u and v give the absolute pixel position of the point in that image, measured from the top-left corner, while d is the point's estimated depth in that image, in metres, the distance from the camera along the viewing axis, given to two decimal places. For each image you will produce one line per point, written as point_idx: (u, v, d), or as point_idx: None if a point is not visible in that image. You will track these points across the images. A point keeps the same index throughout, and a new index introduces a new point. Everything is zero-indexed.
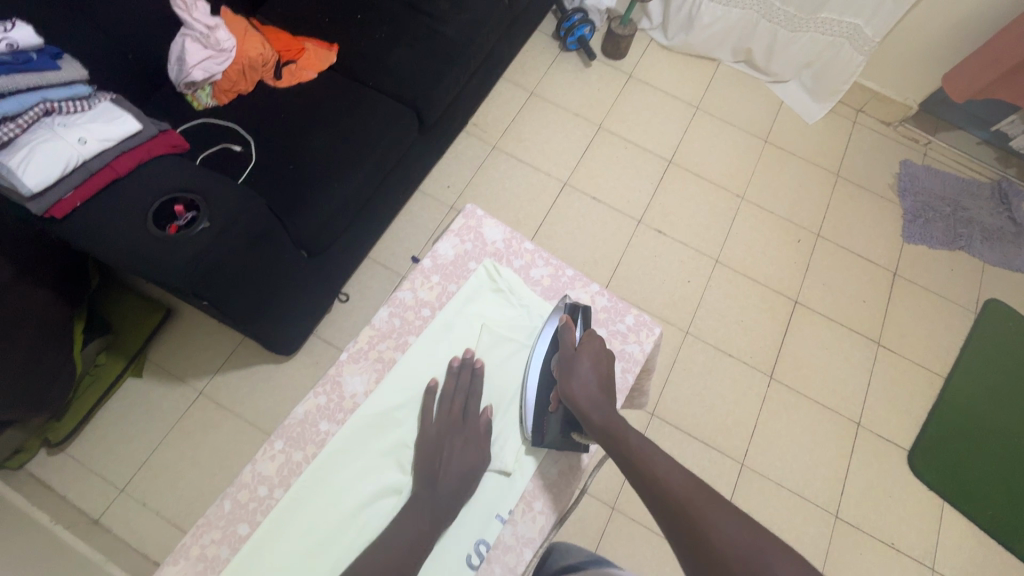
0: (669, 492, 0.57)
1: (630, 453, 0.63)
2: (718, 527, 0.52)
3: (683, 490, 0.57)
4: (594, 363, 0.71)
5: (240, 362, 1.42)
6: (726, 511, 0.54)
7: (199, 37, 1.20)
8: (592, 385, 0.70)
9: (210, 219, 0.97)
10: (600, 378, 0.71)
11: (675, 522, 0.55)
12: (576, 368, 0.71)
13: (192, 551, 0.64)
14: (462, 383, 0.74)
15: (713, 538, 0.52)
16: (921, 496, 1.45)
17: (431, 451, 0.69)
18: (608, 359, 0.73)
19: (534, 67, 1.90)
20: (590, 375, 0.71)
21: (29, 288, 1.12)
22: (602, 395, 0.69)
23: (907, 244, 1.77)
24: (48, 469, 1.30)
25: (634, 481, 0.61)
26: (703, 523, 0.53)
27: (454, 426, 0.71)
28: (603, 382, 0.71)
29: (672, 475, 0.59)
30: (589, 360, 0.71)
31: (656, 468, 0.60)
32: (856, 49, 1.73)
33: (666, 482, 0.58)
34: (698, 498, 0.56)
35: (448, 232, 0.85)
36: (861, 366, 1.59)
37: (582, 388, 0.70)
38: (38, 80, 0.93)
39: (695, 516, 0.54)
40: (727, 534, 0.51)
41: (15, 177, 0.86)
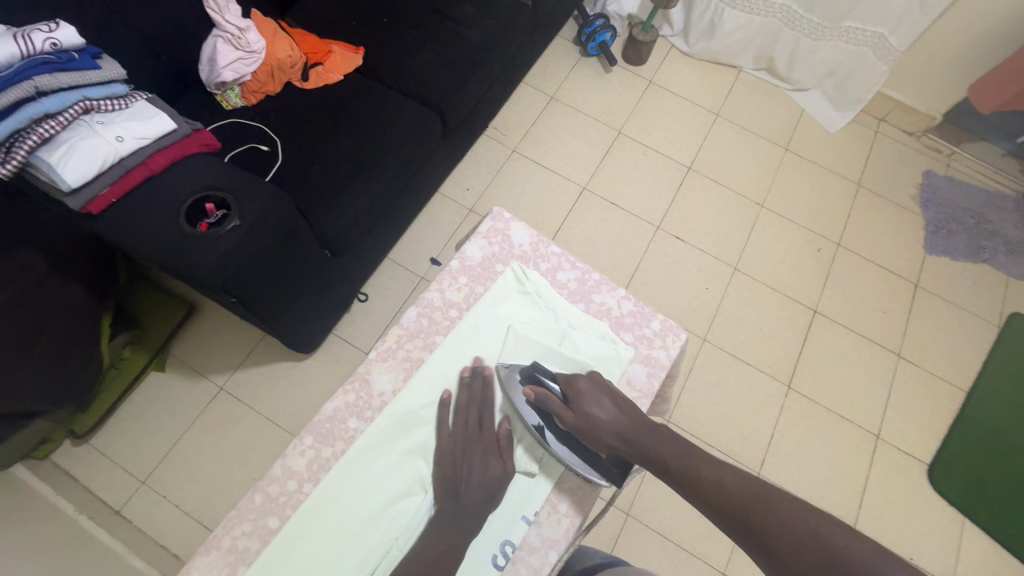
0: (726, 495, 0.59)
1: (673, 460, 0.64)
2: (782, 517, 0.54)
3: (739, 488, 0.59)
4: (593, 395, 0.71)
5: (260, 359, 1.44)
6: (785, 502, 0.56)
7: (231, 39, 1.23)
8: (613, 417, 0.70)
9: (241, 217, 0.99)
10: (613, 402, 0.71)
11: (737, 524, 0.57)
12: (588, 412, 0.70)
13: (223, 543, 0.66)
14: (474, 394, 0.75)
15: (779, 530, 0.53)
16: (942, 512, 1.43)
17: (458, 450, 0.71)
18: (606, 384, 0.73)
19: (555, 72, 1.91)
20: (603, 408, 0.70)
21: (61, 282, 1.15)
22: (626, 422, 0.69)
23: (929, 255, 1.75)
24: (73, 459, 1.32)
25: (684, 488, 0.63)
26: (768, 519, 0.55)
27: (472, 438, 0.72)
28: (618, 405, 0.71)
29: (721, 476, 0.61)
30: (588, 397, 0.71)
31: (705, 470, 0.62)
32: (880, 58, 1.72)
33: (720, 483, 0.60)
34: (756, 495, 0.57)
35: (476, 235, 0.86)
36: (881, 378, 1.57)
37: (608, 424, 0.69)
38: (77, 79, 0.95)
39: (758, 513, 0.56)
40: (791, 522, 0.53)
41: (56, 173, 0.89)
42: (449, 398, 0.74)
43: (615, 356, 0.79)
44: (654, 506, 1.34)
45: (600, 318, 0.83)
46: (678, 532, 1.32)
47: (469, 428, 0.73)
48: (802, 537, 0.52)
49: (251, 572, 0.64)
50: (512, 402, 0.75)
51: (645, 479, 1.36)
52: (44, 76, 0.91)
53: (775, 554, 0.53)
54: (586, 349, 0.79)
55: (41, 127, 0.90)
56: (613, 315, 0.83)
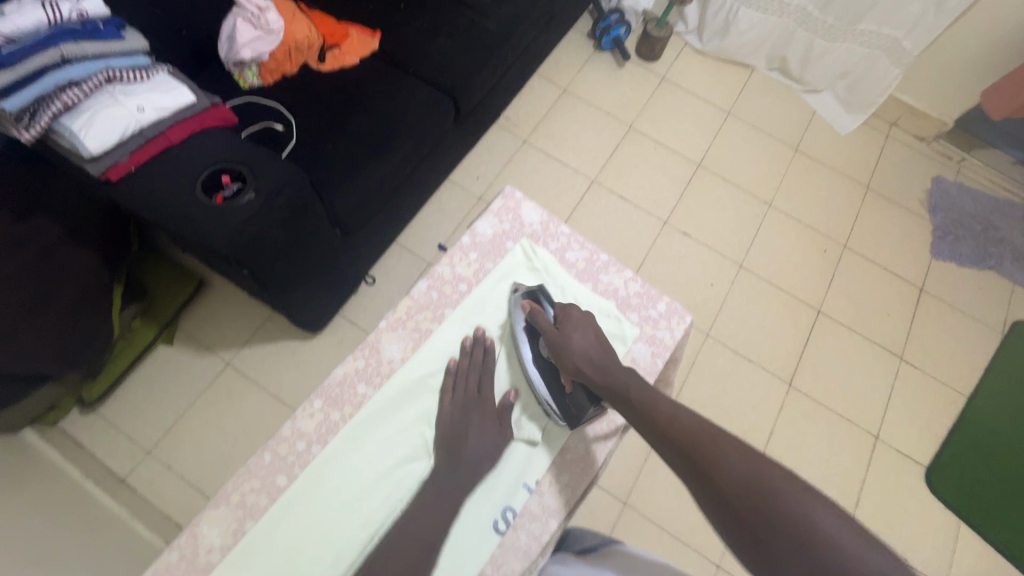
0: (673, 427, 0.61)
1: (635, 393, 0.67)
2: (722, 448, 0.56)
3: (690, 422, 0.61)
4: (581, 327, 0.74)
5: (267, 336, 1.46)
6: (728, 439, 0.57)
7: (250, 17, 1.25)
8: (589, 344, 0.73)
9: (255, 190, 1.01)
10: (594, 337, 0.73)
11: (682, 452, 0.59)
12: (569, 337, 0.73)
13: (232, 498, 0.68)
14: (474, 361, 0.76)
15: (717, 458, 0.56)
16: (937, 513, 1.43)
17: (455, 419, 0.72)
18: (595, 322, 0.76)
19: (568, 65, 1.92)
20: (584, 337, 0.73)
21: (72, 252, 1.15)
22: (601, 350, 0.72)
23: (935, 260, 1.75)
24: (80, 427, 1.34)
25: (640, 420, 0.65)
26: (713, 447, 0.57)
27: (472, 404, 0.74)
28: (600, 343, 0.73)
29: (675, 411, 0.63)
30: (576, 327, 0.74)
31: (663, 405, 0.64)
32: (894, 61, 1.72)
33: (674, 416, 0.62)
34: (703, 430, 0.59)
35: (488, 213, 0.88)
36: (882, 379, 1.58)
37: (582, 352, 0.72)
38: (102, 48, 0.97)
39: (702, 443, 0.58)
40: (731, 455, 0.55)
41: (79, 140, 0.91)
42: (454, 366, 0.76)
43: (620, 334, 0.81)
44: (651, 496, 1.35)
45: (606, 297, 0.85)
46: (674, 522, 1.33)
47: (469, 393, 0.74)
48: (738, 466, 0.54)
49: (260, 526, 0.66)
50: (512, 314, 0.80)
51: (642, 469, 1.37)
52: (70, 45, 0.93)
53: (711, 479, 0.55)
54: None
55: (66, 94, 0.92)
56: (619, 296, 0.85)
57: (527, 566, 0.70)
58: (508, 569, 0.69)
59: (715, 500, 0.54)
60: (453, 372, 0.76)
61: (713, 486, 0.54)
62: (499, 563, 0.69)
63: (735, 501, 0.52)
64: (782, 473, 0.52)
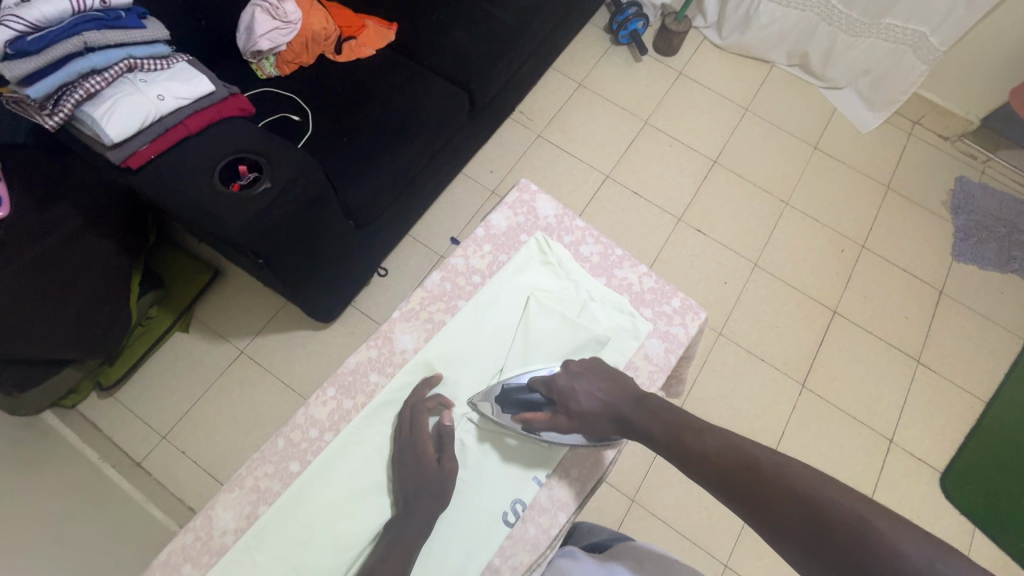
0: (713, 461, 0.58)
1: (663, 437, 0.63)
2: (771, 479, 0.53)
3: (729, 454, 0.58)
4: (580, 383, 0.70)
5: (280, 326, 1.47)
6: (775, 467, 0.54)
7: (268, 9, 1.25)
8: (598, 396, 0.69)
9: (271, 179, 1.02)
10: (600, 386, 0.69)
11: (735, 493, 0.55)
12: (575, 406, 0.68)
13: (246, 482, 0.69)
14: (417, 398, 0.72)
15: (772, 493, 0.52)
16: (951, 520, 1.41)
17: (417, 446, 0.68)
18: (592, 365, 0.72)
19: (584, 59, 1.90)
20: (590, 391, 0.69)
21: (92, 239, 1.16)
22: (612, 405, 0.68)
23: (956, 262, 1.72)
24: (98, 410, 1.36)
25: (676, 461, 0.62)
26: (760, 482, 0.54)
27: (408, 446, 0.68)
28: (609, 385, 0.69)
29: (709, 444, 0.60)
30: (579, 379, 0.70)
31: (691, 441, 0.61)
32: (919, 57, 1.68)
33: (707, 453, 0.59)
34: (744, 462, 0.56)
35: (502, 204, 0.88)
36: (898, 382, 1.55)
37: (598, 410, 0.68)
38: (123, 37, 0.98)
39: (748, 479, 0.55)
40: (781, 488, 0.52)
41: (100, 127, 0.93)
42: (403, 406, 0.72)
43: (632, 329, 0.81)
44: (659, 494, 1.35)
45: (620, 292, 0.84)
46: (682, 521, 1.33)
47: (405, 432, 0.69)
48: (794, 497, 0.51)
49: (272, 511, 0.67)
50: (498, 420, 0.73)
51: (651, 466, 1.36)
52: (92, 33, 0.94)
53: (774, 520, 0.51)
54: (605, 320, 0.81)
55: (88, 83, 0.94)
56: (633, 291, 0.84)
57: (536, 558, 0.70)
58: (517, 561, 0.69)
59: (785, 542, 0.50)
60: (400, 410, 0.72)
61: (779, 530, 0.51)
62: (508, 554, 0.70)
63: (805, 541, 0.48)
64: (841, 494, 0.49)
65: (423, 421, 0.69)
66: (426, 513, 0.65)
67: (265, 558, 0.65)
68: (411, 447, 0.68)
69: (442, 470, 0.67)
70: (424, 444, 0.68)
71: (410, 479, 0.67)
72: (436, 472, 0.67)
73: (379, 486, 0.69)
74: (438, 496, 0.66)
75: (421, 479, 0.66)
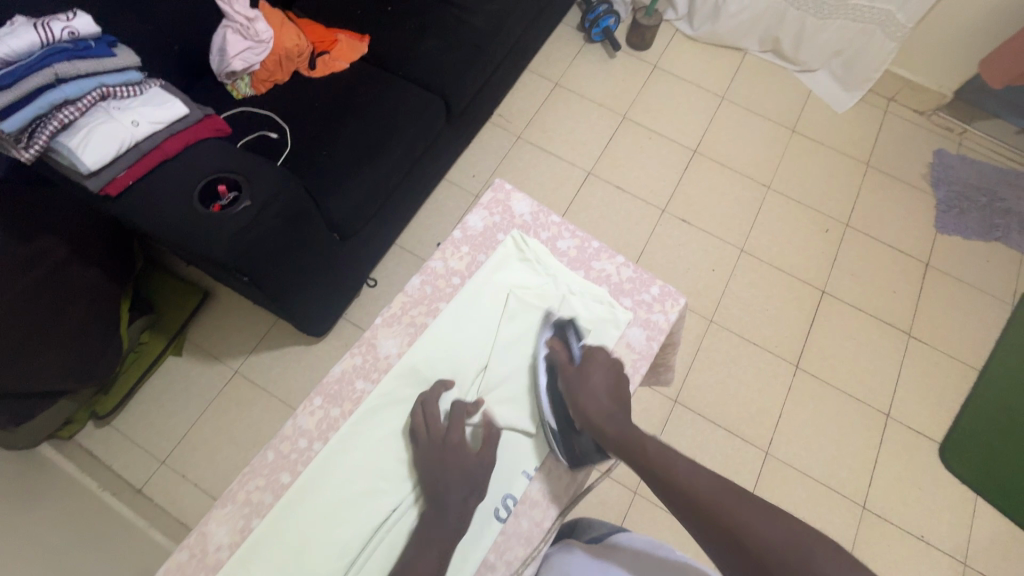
0: (696, 496, 0.58)
1: (634, 454, 0.65)
2: (756, 538, 0.52)
3: (712, 493, 0.57)
4: (590, 380, 0.73)
5: (273, 343, 1.48)
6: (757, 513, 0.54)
7: (240, 29, 1.27)
8: (602, 396, 0.72)
9: (250, 197, 1.03)
10: (614, 386, 0.73)
11: (712, 537, 0.55)
12: (590, 373, 0.74)
13: (238, 496, 0.70)
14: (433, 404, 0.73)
15: (753, 547, 0.51)
16: (953, 490, 1.42)
17: (445, 449, 0.69)
18: (611, 367, 0.75)
19: (559, 59, 1.92)
20: (606, 380, 0.73)
21: (78, 269, 1.17)
22: (612, 401, 0.71)
23: (940, 234, 1.73)
24: (95, 439, 1.36)
25: (657, 487, 0.62)
26: (740, 537, 0.52)
27: (438, 446, 0.70)
28: (617, 393, 0.73)
29: (693, 480, 0.59)
30: (591, 375, 0.73)
31: (679, 472, 0.60)
32: (889, 34, 1.70)
33: (693, 483, 0.59)
34: (728, 501, 0.56)
35: (478, 206, 0.89)
36: (891, 356, 1.56)
37: (598, 394, 0.71)
38: (95, 66, 0.99)
39: (726, 527, 0.54)
40: (765, 546, 0.51)
41: (77, 156, 0.94)
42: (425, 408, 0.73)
43: (612, 319, 0.81)
44: None
45: (599, 283, 0.85)
46: None
47: (436, 434, 0.71)
48: (778, 559, 0.49)
49: (264, 523, 0.68)
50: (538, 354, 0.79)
51: None
52: (63, 63, 0.95)
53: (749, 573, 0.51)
54: (583, 314, 0.81)
55: (61, 113, 0.95)
56: (612, 281, 0.85)
57: (531, 552, 0.70)
58: (512, 556, 0.70)
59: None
60: (423, 414, 0.72)
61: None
62: (502, 550, 0.70)
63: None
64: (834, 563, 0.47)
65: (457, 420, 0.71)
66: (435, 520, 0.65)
67: (260, 569, 0.66)
68: (440, 447, 0.70)
69: (473, 467, 0.69)
70: (458, 439, 0.70)
71: (439, 480, 0.68)
72: (454, 474, 0.68)
73: (374, 491, 0.70)
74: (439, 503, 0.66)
75: (446, 476, 0.68)
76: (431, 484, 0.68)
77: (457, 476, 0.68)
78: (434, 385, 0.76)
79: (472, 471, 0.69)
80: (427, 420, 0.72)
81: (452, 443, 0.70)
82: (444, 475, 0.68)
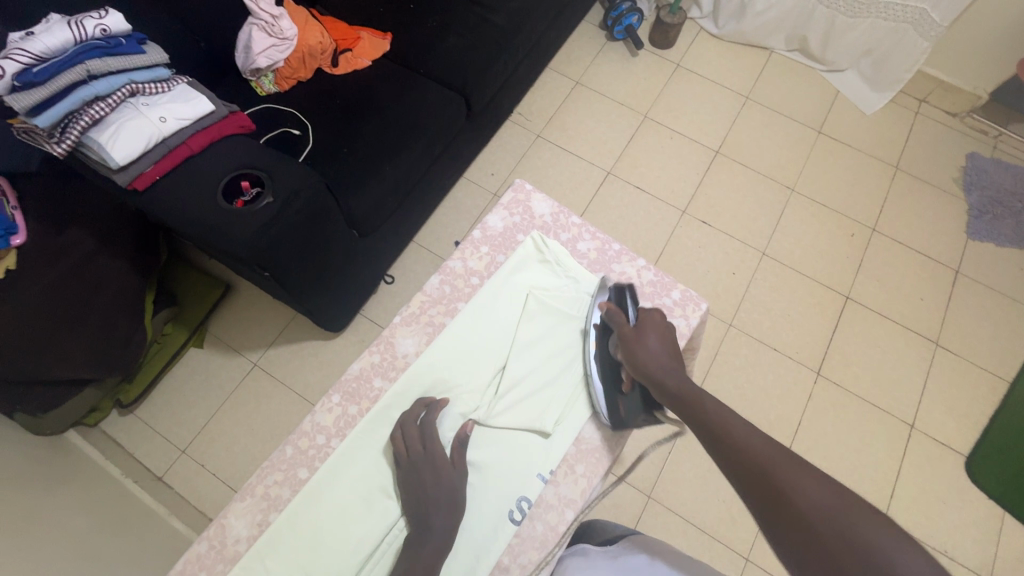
0: (747, 454, 0.54)
1: (693, 411, 0.61)
2: (801, 503, 0.48)
3: (770, 458, 0.52)
4: (648, 339, 0.70)
5: (292, 337, 1.49)
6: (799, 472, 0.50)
7: (265, 26, 1.28)
8: (662, 353, 0.69)
9: (273, 193, 1.04)
10: (666, 348, 0.70)
11: (760, 503, 0.51)
12: (645, 336, 0.70)
13: (256, 490, 0.71)
14: (410, 435, 0.70)
15: (782, 490, 0.49)
16: (979, 505, 1.37)
17: (428, 465, 0.68)
18: (667, 328, 0.72)
19: (580, 57, 1.90)
20: (657, 347, 0.69)
21: (106, 261, 1.20)
22: (670, 356, 0.69)
23: (972, 241, 1.68)
24: (118, 427, 1.40)
25: (711, 448, 0.58)
26: (789, 505, 0.48)
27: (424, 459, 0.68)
28: (670, 353, 0.70)
29: (750, 441, 0.55)
30: (650, 332, 0.71)
31: (730, 422, 0.57)
32: (921, 34, 1.65)
33: (740, 437, 0.55)
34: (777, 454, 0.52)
35: (498, 206, 0.89)
36: (916, 366, 1.52)
37: (655, 355, 0.68)
38: (125, 63, 1.01)
39: (772, 490, 0.50)
40: (814, 515, 0.46)
41: (107, 152, 0.96)
42: (404, 426, 0.71)
43: None
44: (675, 488, 1.34)
45: None
46: (700, 515, 1.31)
47: (415, 450, 0.69)
48: (828, 527, 0.45)
49: (281, 518, 0.68)
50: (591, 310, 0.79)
51: (667, 461, 1.36)
52: (95, 60, 0.97)
53: (791, 536, 0.47)
54: None
55: (92, 109, 0.97)
56: (632, 284, 0.85)
57: (544, 556, 0.70)
58: (526, 560, 0.70)
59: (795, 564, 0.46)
60: (402, 433, 0.71)
61: (796, 554, 0.46)
62: (515, 553, 0.70)
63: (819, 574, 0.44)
64: (894, 541, 0.42)
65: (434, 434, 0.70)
66: (445, 526, 0.64)
67: (277, 564, 0.66)
68: (418, 460, 0.68)
69: (455, 477, 0.68)
70: (439, 455, 0.68)
71: (421, 496, 0.67)
72: (437, 489, 0.67)
73: (371, 497, 0.70)
74: (446, 508, 0.66)
75: (428, 491, 0.66)
76: (415, 497, 0.67)
77: (439, 488, 0.67)
78: (411, 405, 0.74)
79: (453, 482, 0.68)
80: (406, 437, 0.70)
81: (432, 455, 0.68)
82: (425, 486, 0.67)
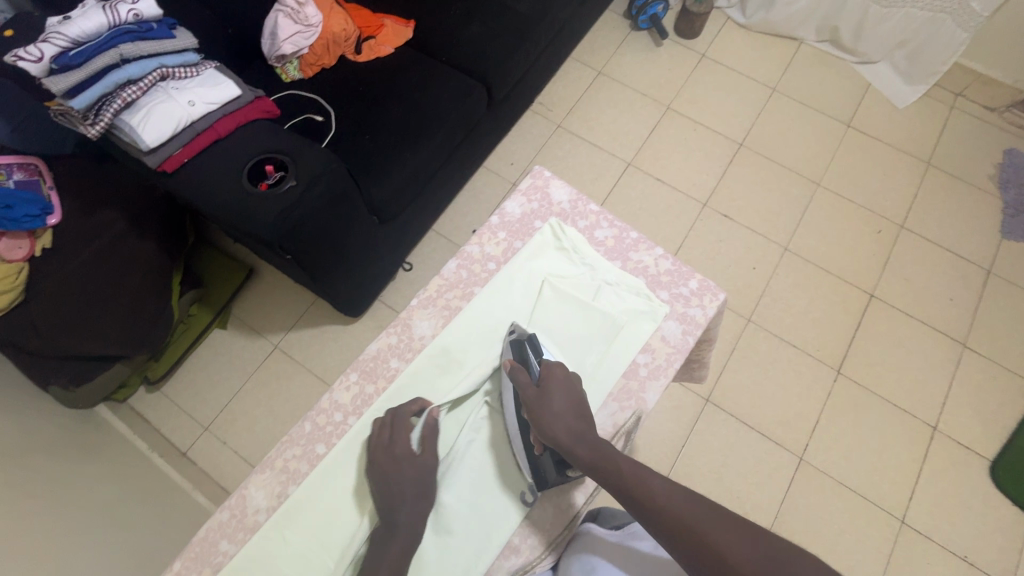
0: (680, 520, 0.53)
1: (609, 471, 0.60)
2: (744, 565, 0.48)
3: (700, 518, 0.52)
4: (554, 401, 0.67)
5: (311, 321, 1.52)
6: (732, 531, 0.51)
7: (290, 13, 1.30)
8: (569, 415, 0.66)
9: (296, 177, 1.06)
10: (574, 411, 0.67)
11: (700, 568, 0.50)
12: (550, 399, 0.67)
13: (275, 464, 0.73)
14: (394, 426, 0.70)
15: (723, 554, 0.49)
16: (1003, 511, 1.34)
17: (396, 460, 0.68)
18: (573, 383, 0.70)
19: (603, 46, 1.88)
20: (564, 410, 0.67)
21: (136, 241, 1.24)
22: (577, 416, 0.67)
23: (1006, 240, 1.62)
24: (145, 403, 1.45)
25: (635, 512, 0.57)
26: (727, 561, 0.48)
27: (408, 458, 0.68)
28: (577, 412, 0.67)
29: (672, 498, 0.55)
30: (553, 395, 0.68)
31: (654, 487, 0.57)
32: (961, 25, 1.59)
33: (669, 504, 0.55)
34: (707, 514, 0.53)
35: (516, 192, 0.89)
36: (942, 367, 1.48)
37: (563, 420, 0.66)
38: (156, 47, 1.04)
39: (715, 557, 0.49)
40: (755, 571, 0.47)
41: (138, 134, 0.99)
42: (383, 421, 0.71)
43: (650, 312, 0.80)
44: None
45: (636, 275, 0.84)
46: None
47: (387, 445, 0.69)
48: None
49: (299, 491, 0.70)
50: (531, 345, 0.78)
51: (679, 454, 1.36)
52: (127, 45, 1.00)
53: None
54: (619, 304, 0.81)
55: (125, 92, 1.00)
56: (649, 273, 0.84)
57: (555, 538, 0.71)
58: (535, 541, 0.71)
59: None
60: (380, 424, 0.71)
61: None
62: (526, 534, 0.71)
63: None
64: None
65: (404, 420, 0.70)
66: (420, 530, 0.65)
67: (295, 533, 0.69)
68: (384, 451, 0.68)
69: (428, 471, 0.68)
70: (401, 444, 0.68)
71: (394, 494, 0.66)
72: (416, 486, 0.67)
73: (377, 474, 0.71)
74: (425, 511, 0.66)
75: (398, 487, 0.66)
76: (387, 498, 0.66)
77: (408, 481, 0.66)
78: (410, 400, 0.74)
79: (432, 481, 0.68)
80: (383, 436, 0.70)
81: (397, 451, 0.68)
82: (403, 485, 0.66)
